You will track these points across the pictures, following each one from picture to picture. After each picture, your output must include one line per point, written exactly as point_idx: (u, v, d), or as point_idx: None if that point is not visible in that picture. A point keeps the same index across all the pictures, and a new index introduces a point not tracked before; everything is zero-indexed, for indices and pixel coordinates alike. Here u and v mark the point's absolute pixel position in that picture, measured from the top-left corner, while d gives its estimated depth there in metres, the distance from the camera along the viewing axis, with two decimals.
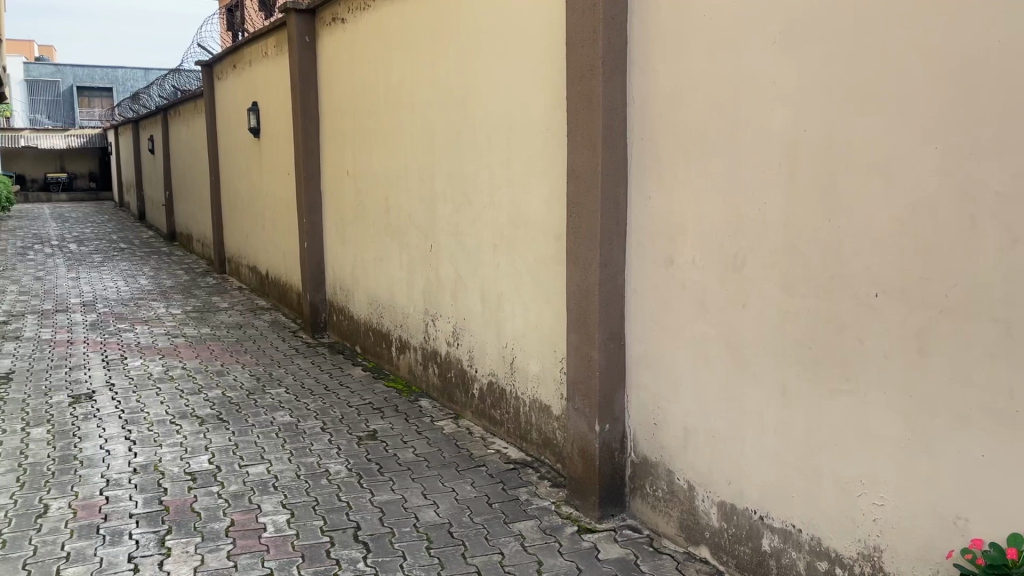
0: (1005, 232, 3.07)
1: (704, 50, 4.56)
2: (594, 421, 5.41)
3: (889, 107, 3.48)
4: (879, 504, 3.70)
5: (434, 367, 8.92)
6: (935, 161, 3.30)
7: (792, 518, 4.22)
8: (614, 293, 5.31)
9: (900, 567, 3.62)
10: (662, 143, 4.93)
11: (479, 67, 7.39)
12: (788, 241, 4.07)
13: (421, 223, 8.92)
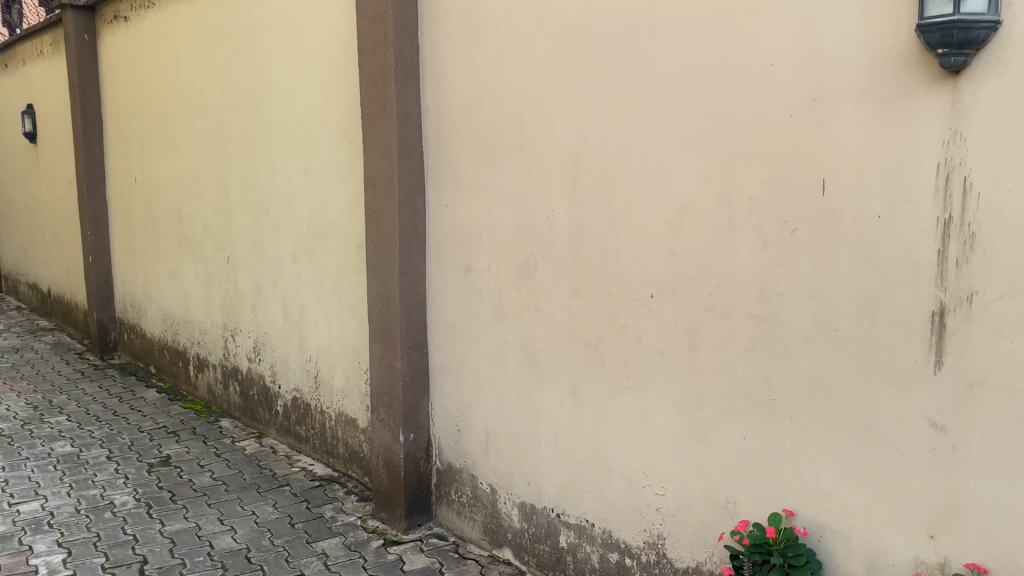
0: (758, 234, 3.32)
1: (491, 60, 4.63)
2: (397, 431, 5.36)
3: (658, 118, 3.69)
4: (660, 494, 3.90)
5: (234, 385, 8.52)
6: (698, 169, 3.53)
7: (585, 513, 4.36)
8: (414, 302, 5.29)
9: (681, 552, 3.83)
10: (455, 151, 4.97)
11: (271, 72, 7.15)
12: (574, 246, 4.22)
13: (216, 234, 8.50)
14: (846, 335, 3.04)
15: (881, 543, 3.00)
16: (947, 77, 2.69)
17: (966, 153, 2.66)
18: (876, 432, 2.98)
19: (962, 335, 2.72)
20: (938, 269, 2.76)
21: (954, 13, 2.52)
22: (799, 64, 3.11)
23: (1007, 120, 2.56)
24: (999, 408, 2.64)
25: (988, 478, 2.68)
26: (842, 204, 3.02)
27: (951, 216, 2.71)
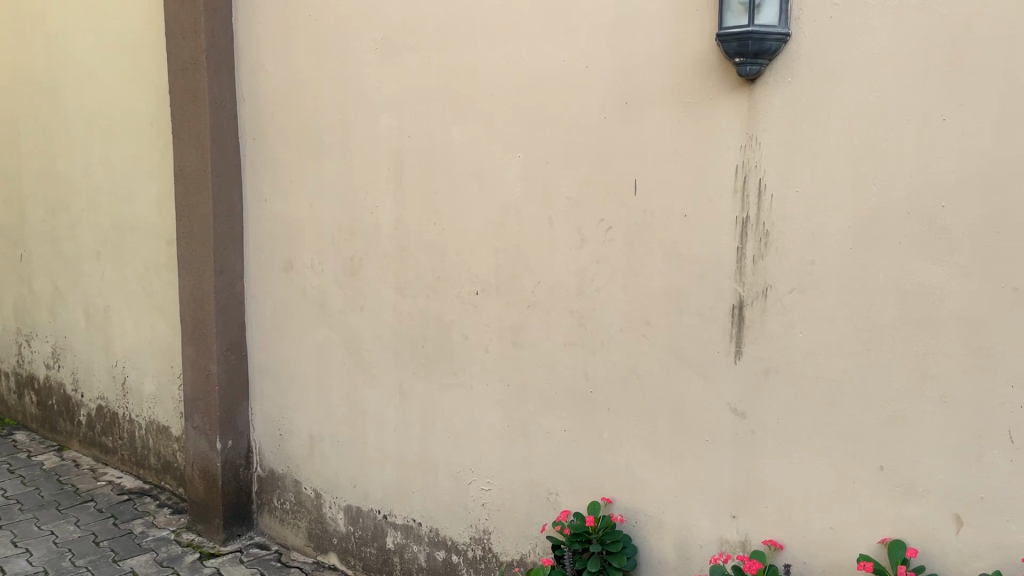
0: (575, 232, 3.41)
1: (310, 51, 4.49)
2: (214, 438, 5.10)
3: (479, 115, 3.70)
4: (485, 489, 3.92)
5: (31, 395, 7.81)
6: (518, 167, 3.57)
7: (412, 512, 4.31)
8: (231, 301, 5.04)
9: (506, 546, 3.87)
10: (274, 144, 4.78)
11: (69, 54, 6.60)
12: (398, 243, 4.16)
13: (6, 229, 7.76)
14: (657, 328, 3.18)
15: (690, 526, 3.16)
16: (744, 84, 2.87)
17: (761, 157, 2.84)
18: (685, 420, 3.13)
19: (758, 327, 2.90)
20: (737, 265, 2.94)
21: (748, 25, 2.66)
22: (612, 67, 3.22)
23: (795, 126, 2.75)
24: (790, 394, 2.84)
25: (782, 460, 2.88)
26: (652, 203, 3.15)
27: (748, 215, 2.89)
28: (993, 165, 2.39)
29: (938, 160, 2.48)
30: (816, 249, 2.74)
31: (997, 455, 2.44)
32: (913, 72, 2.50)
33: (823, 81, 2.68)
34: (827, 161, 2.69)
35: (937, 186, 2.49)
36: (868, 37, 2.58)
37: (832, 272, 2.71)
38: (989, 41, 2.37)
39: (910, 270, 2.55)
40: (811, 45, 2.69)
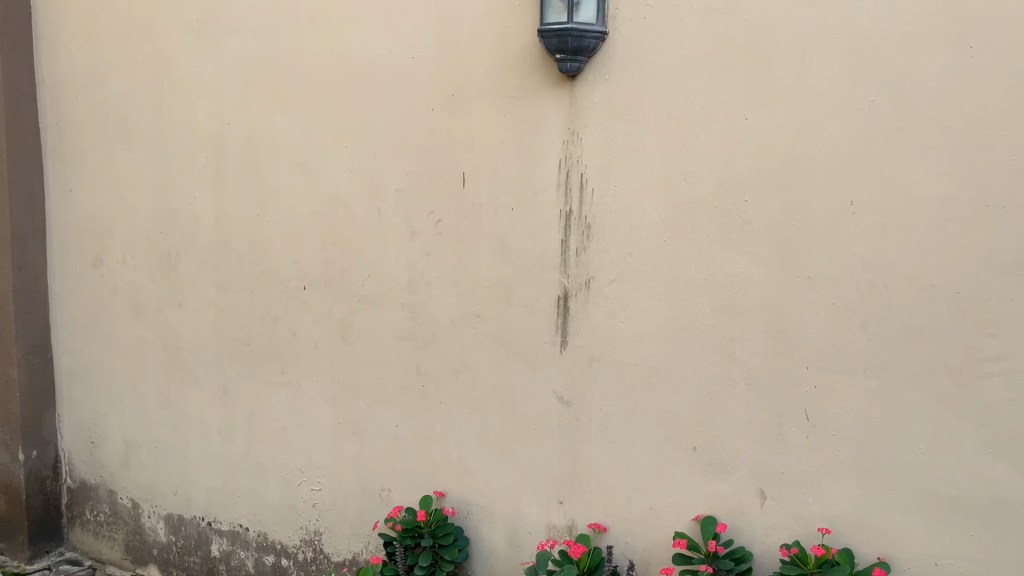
0: (405, 224, 3.36)
1: (117, 30, 4.18)
2: (15, 450, 4.66)
3: (303, 104, 3.58)
4: (316, 489, 3.80)
5: None
6: (344, 158, 3.48)
7: (239, 518, 4.12)
8: (34, 301, 4.64)
9: (337, 546, 3.77)
10: (79, 130, 4.43)
11: None
12: (220, 236, 3.96)
13: None
14: (487, 321, 3.20)
15: (521, 514, 3.20)
16: (566, 80, 2.93)
17: (582, 151, 2.92)
18: (514, 411, 3.17)
19: (582, 317, 2.98)
20: (562, 257, 3.00)
21: (568, 22, 2.71)
22: (438, 59, 3.20)
23: (613, 122, 2.84)
24: (612, 380, 2.94)
25: (605, 445, 2.98)
26: (480, 196, 3.16)
27: (571, 208, 2.96)
28: (789, 161, 2.56)
29: (741, 157, 2.63)
30: (634, 241, 2.85)
31: (796, 432, 2.62)
32: (720, 73, 2.64)
33: (639, 79, 2.78)
34: (643, 157, 2.80)
35: (740, 181, 2.64)
36: (679, 39, 2.70)
37: (649, 264, 2.82)
38: (784, 46, 2.53)
39: (719, 261, 2.70)
40: (629, 45, 2.79)
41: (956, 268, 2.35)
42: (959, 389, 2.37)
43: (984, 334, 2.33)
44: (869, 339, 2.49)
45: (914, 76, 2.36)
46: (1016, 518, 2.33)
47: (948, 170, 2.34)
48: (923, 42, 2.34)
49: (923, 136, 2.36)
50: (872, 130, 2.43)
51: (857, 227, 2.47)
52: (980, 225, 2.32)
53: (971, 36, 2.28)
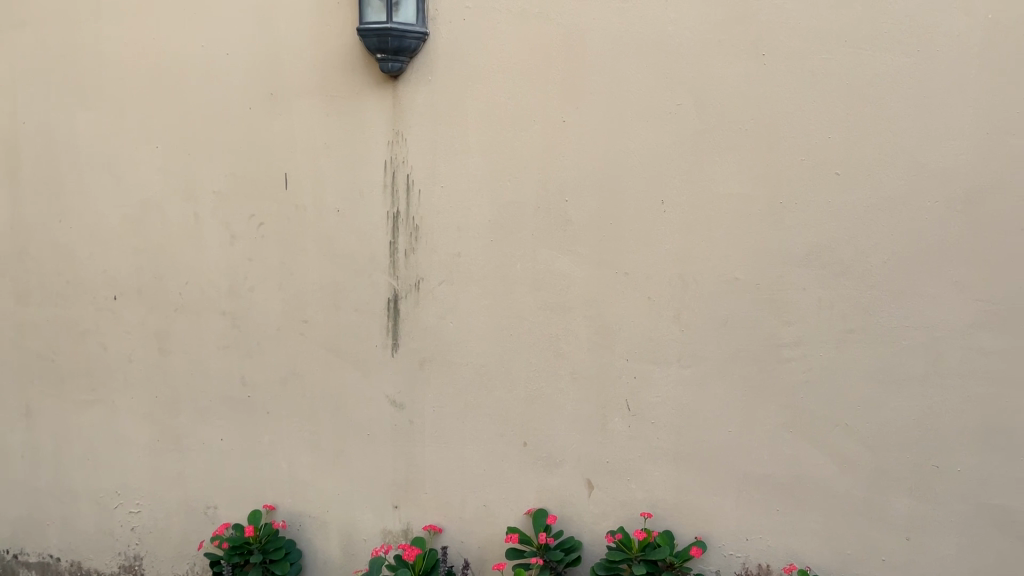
0: (223, 228, 3.15)
1: None
2: None
3: (105, 100, 3.25)
4: (135, 512, 3.40)
5: None
6: (155, 159, 3.21)
7: (48, 548, 3.52)
8: None
9: (160, 571, 3.39)
10: None
11: None
12: (14, 243, 3.42)
13: None
14: (315, 326, 3.08)
15: (355, 522, 3.10)
16: (388, 80, 2.90)
17: (407, 152, 2.90)
18: (346, 417, 3.07)
19: (412, 319, 2.95)
20: (390, 259, 2.95)
21: (387, 22, 2.69)
22: (254, 54, 3.06)
23: (437, 123, 2.84)
24: (443, 381, 2.93)
25: (438, 447, 2.96)
26: (304, 198, 3.04)
27: (398, 209, 2.93)
28: (605, 162, 2.65)
29: (561, 158, 2.70)
30: (461, 241, 2.86)
31: (619, 423, 2.72)
32: (537, 76, 2.70)
33: (460, 80, 2.80)
34: (467, 158, 2.82)
35: (561, 182, 2.71)
36: (497, 41, 2.74)
37: (476, 264, 2.84)
38: (597, 51, 2.62)
39: (543, 260, 2.76)
40: (449, 46, 2.80)
41: (758, 261, 2.52)
42: (761, 374, 2.55)
43: (782, 322, 2.51)
44: (683, 330, 2.62)
45: (716, 81, 2.51)
46: (814, 491, 2.53)
47: (748, 170, 2.51)
48: (721, 51, 2.50)
49: (725, 137, 2.52)
50: (680, 133, 2.56)
51: (668, 224, 2.60)
52: (776, 221, 2.49)
53: (762, 45, 2.46)
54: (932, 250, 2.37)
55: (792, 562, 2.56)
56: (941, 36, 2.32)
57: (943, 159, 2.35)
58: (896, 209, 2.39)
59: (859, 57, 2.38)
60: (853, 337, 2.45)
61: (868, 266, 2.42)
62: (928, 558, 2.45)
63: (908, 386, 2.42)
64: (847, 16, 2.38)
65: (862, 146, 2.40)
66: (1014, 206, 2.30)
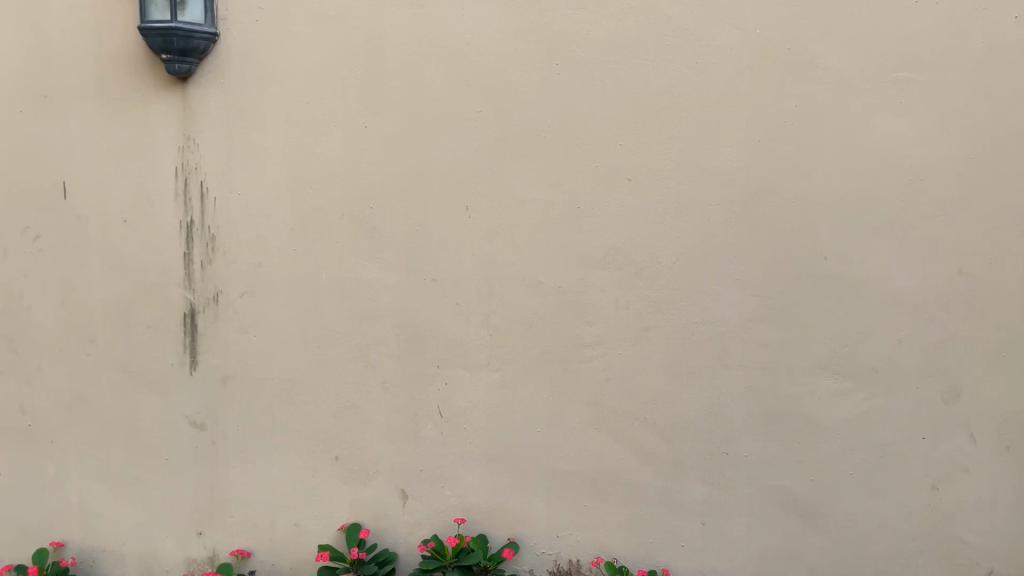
0: None
1: None
2: None
3: None
4: None
5: None
6: None
7: None
8: None
9: None
10: None
11: None
12: None
13: None
14: (102, 345, 2.84)
15: (156, 553, 2.91)
16: (176, 82, 2.73)
17: (200, 158, 2.74)
18: (142, 442, 2.86)
19: (212, 335, 2.79)
20: (185, 271, 2.78)
21: (171, 21, 2.53)
22: (19, 49, 2.76)
23: (231, 128, 2.71)
24: (248, 398, 2.80)
25: (245, 467, 2.83)
26: (85, 208, 2.80)
27: (192, 219, 2.76)
28: (408, 169, 2.63)
29: (363, 164, 2.65)
30: (261, 252, 2.74)
31: (432, 430, 2.71)
32: (336, 81, 2.63)
33: (255, 84, 2.68)
34: (264, 165, 2.71)
35: (364, 189, 2.66)
36: (292, 44, 2.65)
37: (278, 274, 2.74)
38: (396, 56, 2.60)
39: (349, 268, 2.70)
40: (242, 48, 2.67)
41: (559, 264, 2.59)
42: (566, 375, 2.62)
43: (584, 322, 2.59)
44: (491, 335, 2.65)
45: (513, 89, 2.55)
46: (618, 484, 2.63)
47: (547, 176, 2.56)
48: (517, 59, 2.54)
49: (524, 144, 2.56)
50: (481, 139, 2.58)
51: (473, 230, 2.62)
52: (575, 225, 2.57)
53: (556, 54, 2.52)
54: (715, 250, 2.50)
55: (600, 554, 2.65)
56: (718, 49, 2.43)
57: (721, 164, 2.47)
58: (683, 212, 2.50)
59: (645, 67, 2.48)
60: (649, 335, 2.56)
61: (659, 267, 2.53)
62: (721, 541, 2.59)
63: (698, 379, 2.55)
64: (633, 28, 2.47)
65: (652, 153, 2.50)
66: (784, 208, 2.45)
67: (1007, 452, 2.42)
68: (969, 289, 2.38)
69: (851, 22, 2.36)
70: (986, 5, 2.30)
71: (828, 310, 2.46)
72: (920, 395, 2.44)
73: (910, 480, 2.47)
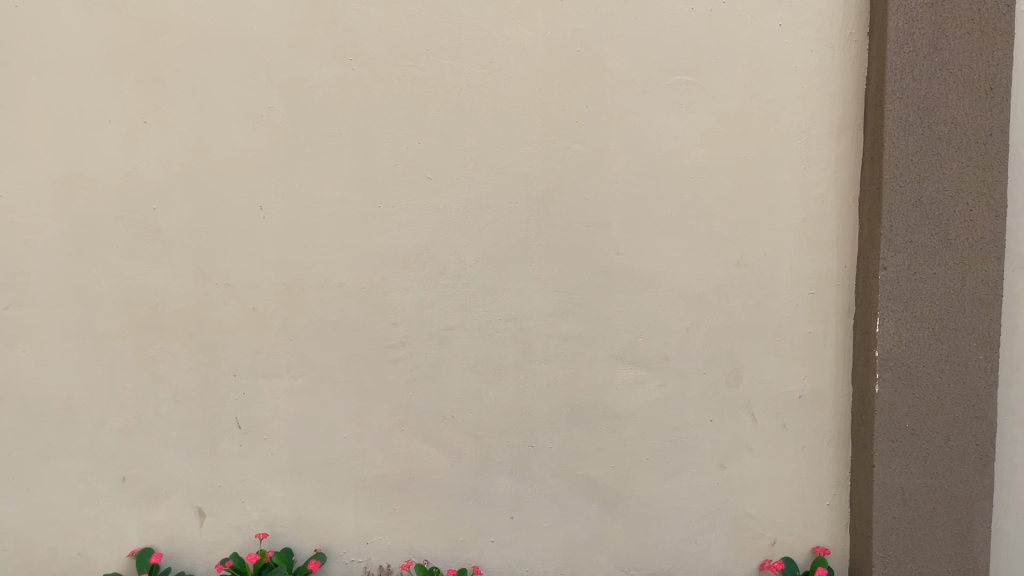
0: None
1: None
2: None
3: None
4: None
5: None
6: None
7: None
8: None
9: None
10: None
11: None
12: None
13: None
14: None
15: None
16: None
17: None
18: None
19: None
20: None
21: None
22: None
23: None
24: (19, 419, 2.54)
25: (18, 494, 2.57)
26: None
27: None
28: (194, 167, 2.48)
29: (144, 163, 2.48)
30: (29, 258, 2.49)
31: (229, 443, 2.58)
32: (109, 73, 2.44)
33: (14, 74, 2.43)
34: (30, 163, 2.46)
35: (146, 188, 2.49)
36: (56, 33, 2.42)
37: (50, 283, 2.50)
38: (177, 48, 2.44)
39: (131, 274, 2.51)
40: None
41: (361, 265, 2.52)
42: (371, 377, 2.56)
43: (388, 323, 2.54)
44: (290, 340, 2.55)
45: (305, 85, 2.46)
46: (426, 485, 2.60)
47: (343, 173, 2.49)
48: (307, 53, 2.44)
49: (319, 142, 2.48)
50: (272, 136, 2.47)
51: (266, 231, 2.51)
52: (375, 224, 2.51)
53: (349, 49, 2.44)
54: (514, 248, 2.52)
55: (410, 557, 2.62)
56: (510, 49, 2.44)
57: (518, 163, 2.49)
58: (483, 210, 2.51)
59: (439, 65, 2.45)
60: (454, 334, 2.55)
61: (462, 265, 2.52)
62: (530, 534, 2.62)
63: (503, 375, 2.56)
64: (426, 25, 2.43)
65: (450, 151, 2.48)
66: (579, 203, 2.50)
67: (784, 429, 2.58)
68: (748, 278, 2.52)
69: (635, 27, 2.43)
70: (753, 13, 2.42)
71: (622, 303, 2.53)
72: (707, 378, 2.56)
73: (700, 462, 2.59)
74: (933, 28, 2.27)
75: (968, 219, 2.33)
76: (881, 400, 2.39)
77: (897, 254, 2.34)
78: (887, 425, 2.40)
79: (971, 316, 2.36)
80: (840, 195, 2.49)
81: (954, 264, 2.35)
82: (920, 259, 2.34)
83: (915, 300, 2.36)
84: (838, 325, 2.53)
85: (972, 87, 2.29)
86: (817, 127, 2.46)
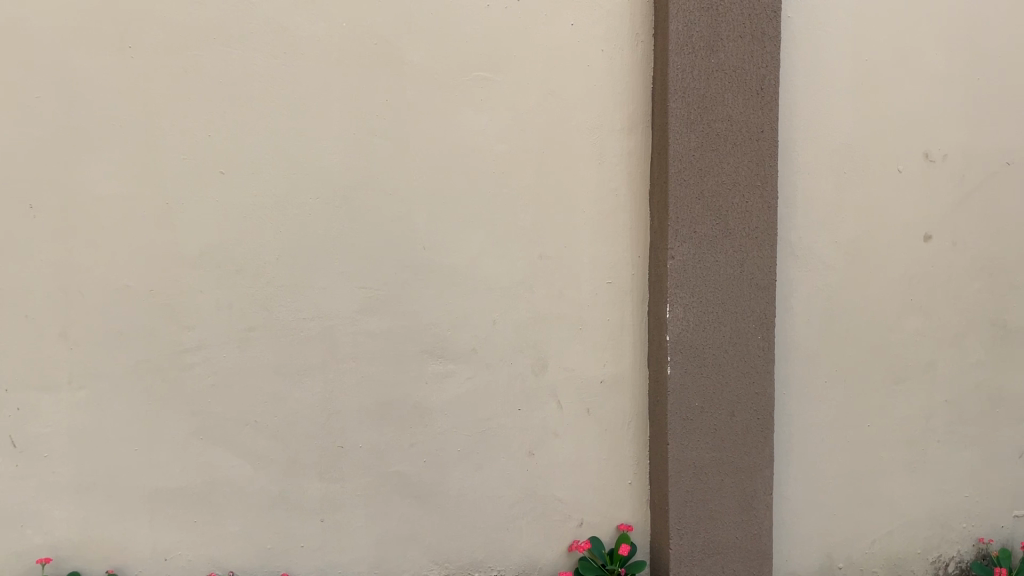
0: None
1: None
2: None
3: None
4: None
5: None
6: None
7: None
8: None
9: None
10: None
11: None
12: None
13: None
14: None
15: None
16: None
17: None
18: None
19: None
20: None
21: None
22: None
23: None
24: None
25: None
26: None
27: None
28: None
29: None
30: None
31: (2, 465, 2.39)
32: None
33: None
34: None
35: None
36: None
37: None
38: None
39: None
40: None
41: (148, 266, 2.38)
42: (165, 385, 2.43)
43: (181, 327, 2.42)
44: (71, 350, 2.38)
45: (78, 75, 2.28)
46: (229, 493, 2.50)
47: (126, 169, 2.34)
48: (79, 41, 2.27)
49: (97, 136, 2.31)
50: (43, 130, 2.29)
51: (39, 232, 2.32)
52: (163, 224, 2.37)
53: (128, 37, 2.28)
54: (316, 245, 2.45)
55: (214, 570, 2.51)
56: (304, 40, 2.37)
57: (316, 158, 2.43)
58: (281, 207, 2.42)
59: (229, 56, 2.34)
60: (254, 335, 2.45)
61: (261, 263, 2.43)
62: (341, 535, 2.57)
63: (308, 376, 2.50)
64: (214, 14, 2.31)
65: (243, 146, 2.38)
66: (382, 199, 2.48)
67: (589, 414, 2.68)
68: (549, 270, 2.59)
69: (432, 22, 2.43)
70: (546, 13, 2.49)
71: (428, 298, 2.54)
72: (514, 369, 2.61)
73: (508, 451, 2.64)
74: (709, 31, 2.42)
75: (743, 209, 2.52)
76: (672, 382, 2.53)
77: (683, 244, 2.48)
78: (679, 404, 2.55)
79: (748, 299, 2.56)
80: (632, 189, 2.61)
81: (733, 251, 2.53)
82: (704, 248, 2.50)
83: (700, 286, 2.51)
84: (633, 313, 2.66)
85: (744, 86, 2.47)
86: (609, 124, 2.57)
